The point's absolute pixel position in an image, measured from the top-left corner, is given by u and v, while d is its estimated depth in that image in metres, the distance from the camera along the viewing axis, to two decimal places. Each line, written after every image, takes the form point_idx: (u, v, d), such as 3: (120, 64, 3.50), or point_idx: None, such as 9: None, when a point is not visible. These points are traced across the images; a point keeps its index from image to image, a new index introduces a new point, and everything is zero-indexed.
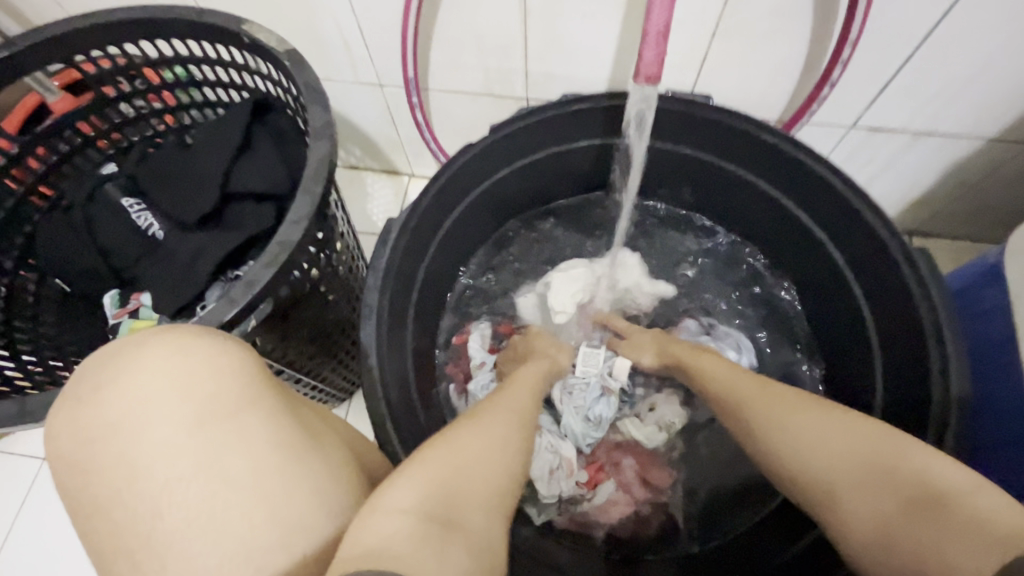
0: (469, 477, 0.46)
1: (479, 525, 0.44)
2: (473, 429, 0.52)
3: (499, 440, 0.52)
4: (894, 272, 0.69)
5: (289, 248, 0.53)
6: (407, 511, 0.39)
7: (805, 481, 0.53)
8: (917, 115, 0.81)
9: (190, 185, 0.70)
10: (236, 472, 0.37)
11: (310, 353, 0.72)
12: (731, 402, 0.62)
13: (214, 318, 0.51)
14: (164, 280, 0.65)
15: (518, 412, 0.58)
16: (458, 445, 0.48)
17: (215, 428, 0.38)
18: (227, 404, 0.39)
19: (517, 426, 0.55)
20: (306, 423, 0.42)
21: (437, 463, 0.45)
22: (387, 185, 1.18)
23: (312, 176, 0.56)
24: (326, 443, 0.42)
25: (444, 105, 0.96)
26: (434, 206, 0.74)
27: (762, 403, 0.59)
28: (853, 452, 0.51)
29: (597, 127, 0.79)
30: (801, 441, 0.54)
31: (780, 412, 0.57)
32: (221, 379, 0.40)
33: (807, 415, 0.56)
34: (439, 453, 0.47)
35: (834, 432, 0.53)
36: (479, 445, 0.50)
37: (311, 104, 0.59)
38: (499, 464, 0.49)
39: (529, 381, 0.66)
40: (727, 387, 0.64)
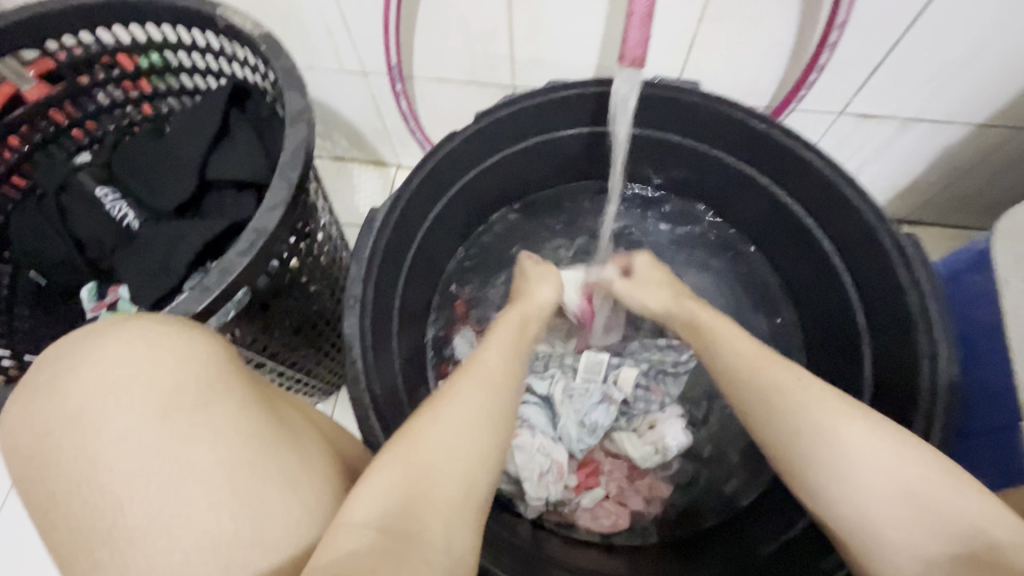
0: (441, 468, 0.42)
1: (453, 522, 0.40)
2: (441, 410, 0.46)
3: (472, 415, 0.47)
4: (883, 258, 0.68)
5: (265, 235, 0.52)
6: (371, 526, 0.37)
7: (834, 509, 0.46)
8: (907, 100, 0.80)
9: (166, 174, 0.68)
10: (203, 466, 0.36)
11: (293, 345, 0.71)
12: (738, 373, 0.56)
13: (187, 308, 0.49)
14: (140, 272, 0.64)
15: (495, 380, 0.52)
16: (426, 433, 0.44)
17: (179, 419, 0.37)
18: (193, 395, 0.38)
19: (493, 396, 0.50)
20: (275, 414, 0.41)
21: (403, 462, 0.41)
22: (374, 176, 1.16)
23: (288, 163, 0.54)
24: (299, 436, 0.41)
25: (429, 93, 0.94)
26: (418, 195, 0.73)
27: (786, 393, 0.51)
28: (901, 481, 0.44)
29: (584, 115, 0.78)
30: (844, 458, 0.46)
31: (814, 415, 0.49)
32: (188, 367, 0.39)
33: (847, 423, 0.48)
34: (404, 449, 0.42)
35: (865, 441, 0.46)
36: (450, 429, 0.45)
37: (289, 89, 0.58)
38: (474, 444, 0.45)
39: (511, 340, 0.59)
40: (731, 353, 0.58)
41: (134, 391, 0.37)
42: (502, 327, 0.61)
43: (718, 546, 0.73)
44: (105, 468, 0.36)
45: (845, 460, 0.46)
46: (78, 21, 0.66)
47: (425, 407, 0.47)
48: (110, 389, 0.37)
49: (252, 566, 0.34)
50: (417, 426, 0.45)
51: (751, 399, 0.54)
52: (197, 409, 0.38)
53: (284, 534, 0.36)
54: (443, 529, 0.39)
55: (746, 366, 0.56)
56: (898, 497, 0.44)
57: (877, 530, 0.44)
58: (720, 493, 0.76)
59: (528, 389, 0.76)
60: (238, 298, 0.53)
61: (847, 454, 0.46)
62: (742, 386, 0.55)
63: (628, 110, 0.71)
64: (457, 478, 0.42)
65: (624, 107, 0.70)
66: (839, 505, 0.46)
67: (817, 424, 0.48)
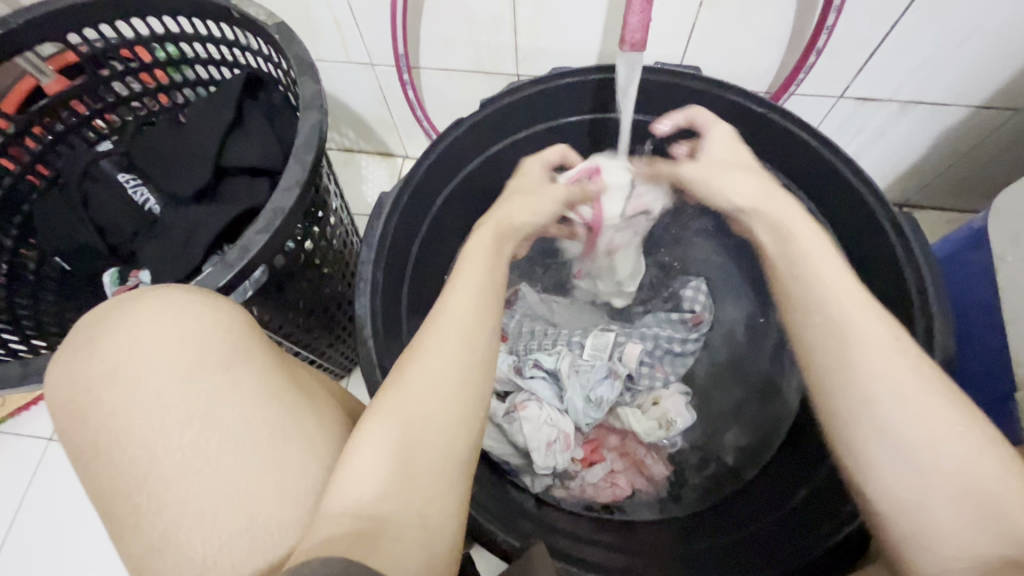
0: (420, 442, 0.41)
1: (438, 489, 0.41)
2: (419, 371, 0.45)
3: (445, 377, 0.45)
4: (881, 237, 0.70)
5: (283, 214, 0.54)
6: (354, 511, 0.37)
7: (881, 485, 0.44)
8: (905, 83, 0.81)
9: (183, 161, 0.71)
10: (230, 420, 0.39)
11: (308, 327, 0.73)
12: (812, 326, 0.51)
13: (209, 283, 0.52)
14: (161, 255, 0.66)
15: (468, 331, 0.48)
16: (400, 406, 0.42)
17: (208, 378, 0.40)
18: (219, 358, 0.41)
19: (467, 352, 0.47)
20: (293, 379, 0.44)
21: (378, 440, 0.40)
22: (382, 167, 1.19)
23: (302, 145, 0.57)
24: (316, 398, 0.44)
25: (434, 83, 0.96)
26: (426, 180, 0.75)
27: (859, 359, 0.47)
28: (949, 472, 0.42)
29: (587, 101, 0.80)
30: (904, 441, 0.44)
31: (886, 390, 0.45)
32: (214, 332, 0.42)
33: (926, 412, 0.44)
34: (377, 427, 0.41)
35: (944, 430, 0.43)
36: (423, 397, 0.43)
37: (301, 77, 0.60)
38: (452, 408, 0.44)
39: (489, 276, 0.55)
40: (806, 291, 0.52)
41: (166, 354, 0.41)
42: (475, 264, 0.55)
43: (719, 513, 0.75)
44: (142, 423, 0.39)
45: (904, 443, 0.43)
46: (98, 16, 0.69)
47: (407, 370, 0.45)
48: (145, 353, 0.41)
49: (276, 512, 0.38)
50: (389, 398, 0.43)
51: (833, 341, 0.49)
52: (223, 371, 0.41)
53: (304, 490, 0.39)
54: (427, 501, 0.40)
55: (823, 315, 0.50)
56: (947, 488, 0.42)
57: (918, 521, 0.42)
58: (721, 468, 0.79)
59: (535, 363, 0.78)
60: (256, 276, 0.55)
61: (908, 438, 0.43)
62: (814, 334, 0.50)
63: (631, 88, 0.71)
64: (437, 444, 0.42)
65: (624, 92, 0.72)
66: (885, 488, 0.44)
67: (884, 402, 0.45)
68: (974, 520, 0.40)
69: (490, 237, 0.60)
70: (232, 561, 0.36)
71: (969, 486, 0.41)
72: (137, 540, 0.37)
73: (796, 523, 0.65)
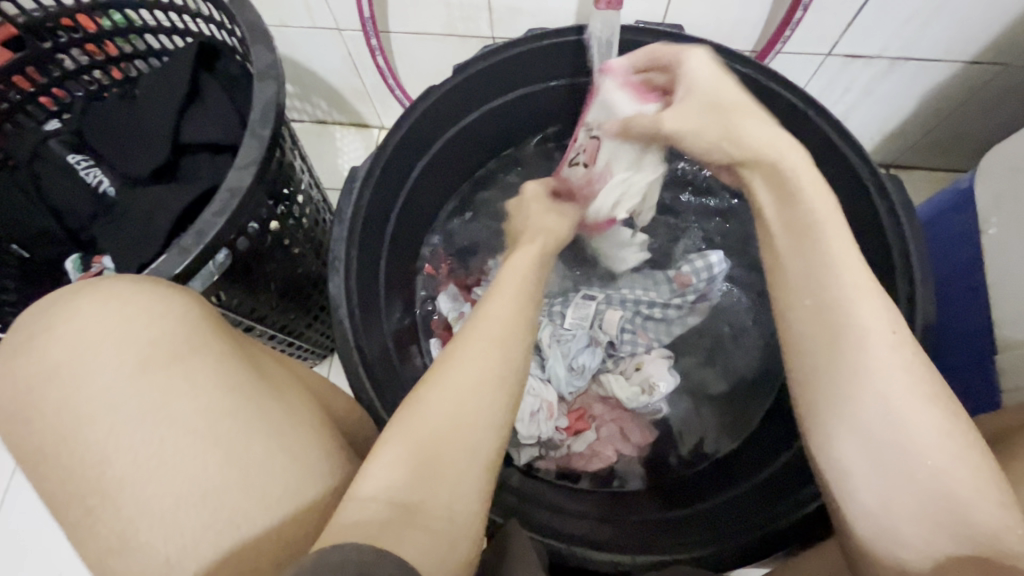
0: (438, 437, 0.42)
1: (410, 482, 0.39)
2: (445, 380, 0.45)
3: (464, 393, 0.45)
4: (866, 202, 0.68)
5: (240, 195, 0.51)
6: (372, 499, 0.38)
7: (856, 474, 0.45)
8: (895, 36, 0.78)
9: (138, 138, 0.67)
10: (182, 419, 0.38)
11: (282, 309, 0.72)
12: (806, 306, 0.50)
13: (166, 270, 0.50)
14: (122, 240, 0.63)
15: (497, 338, 0.49)
16: (424, 412, 0.43)
17: (161, 372, 0.39)
18: (166, 358, 0.40)
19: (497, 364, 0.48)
20: (247, 365, 0.42)
21: (396, 439, 0.41)
22: (357, 139, 1.15)
23: (258, 121, 0.53)
24: (284, 389, 0.43)
25: (406, 49, 0.92)
26: (399, 154, 0.73)
27: (829, 339, 0.47)
28: (914, 461, 0.43)
29: (565, 65, 0.77)
30: (877, 427, 0.44)
31: (862, 368, 0.45)
32: (160, 325, 0.41)
33: (913, 406, 0.44)
34: (402, 424, 0.42)
35: (922, 428, 0.43)
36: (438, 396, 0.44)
37: (254, 44, 0.56)
38: (456, 402, 0.44)
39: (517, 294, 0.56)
40: (810, 265, 0.50)
41: (111, 351, 0.39)
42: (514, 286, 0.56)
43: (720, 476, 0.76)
44: (92, 422, 0.38)
45: (868, 427, 0.44)
46: None
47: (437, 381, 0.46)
48: (98, 352, 0.39)
49: (243, 511, 0.37)
50: (411, 407, 0.44)
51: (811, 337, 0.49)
52: (177, 363, 0.40)
53: (272, 480, 0.38)
54: (409, 488, 0.39)
55: (830, 292, 0.48)
56: (923, 474, 0.42)
57: (866, 502, 0.44)
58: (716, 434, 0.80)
59: None
60: (218, 259, 0.54)
61: (873, 422, 0.44)
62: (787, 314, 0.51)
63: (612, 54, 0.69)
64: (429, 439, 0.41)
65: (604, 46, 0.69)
66: (852, 476, 0.45)
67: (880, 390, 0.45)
68: (937, 508, 0.41)
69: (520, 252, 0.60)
70: (198, 557, 0.35)
71: (935, 473, 0.42)
72: (95, 544, 0.36)
73: (786, 480, 0.65)
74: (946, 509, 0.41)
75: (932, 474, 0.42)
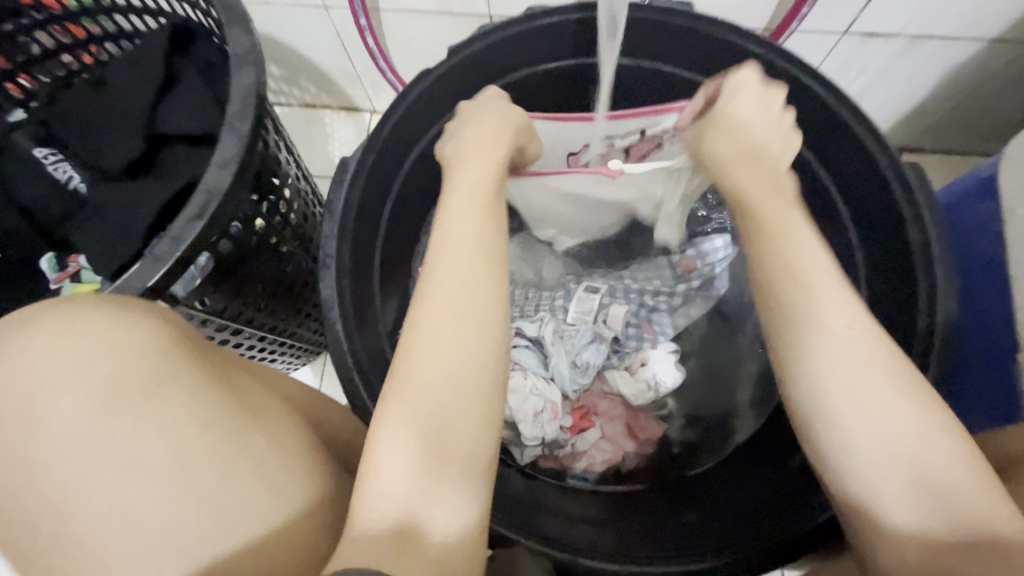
0: (437, 425, 0.42)
1: (421, 482, 0.40)
2: (433, 359, 0.44)
3: (458, 375, 0.44)
4: (884, 193, 0.65)
5: (218, 197, 0.48)
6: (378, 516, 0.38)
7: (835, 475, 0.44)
8: (916, 14, 0.73)
9: (111, 130, 0.62)
10: (152, 457, 0.35)
11: (271, 308, 0.68)
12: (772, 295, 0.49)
13: (135, 283, 0.46)
14: (97, 241, 0.59)
15: (475, 305, 0.48)
16: (418, 403, 0.42)
17: (127, 410, 0.37)
18: (140, 385, 0.37)
19: (472, 331, 0.46)
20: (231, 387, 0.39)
21: (395, 433, 0.41)
22: (348, 123, 1.10)
23: (237, 113, 0.49)
24: (268, 416, 0.40)
25: (397, 28, 0.86)
26: (391, 143, 0.68)
27: (797, 326, 0.46)
28: (888, 460, 0.42)
29: (568, 45, 0.72)
30: (843, 425, 0.43)
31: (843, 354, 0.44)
32: (117, 356, 0.38)
33: (874, 400, 0.43)
34: (400, 414, 0.42)
35: (884, 420, 0.42)
36: (437, 383, 0.43)
37: (230, 26, 0.52)
38: (454, 387, 0.44)
39: (466, 233, 0.52)
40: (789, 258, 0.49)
41: (76, 387, 0.37)
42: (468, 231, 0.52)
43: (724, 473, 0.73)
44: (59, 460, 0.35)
45: (835, 413, 0.44)
46: None
47: (423, 357, 0.45)
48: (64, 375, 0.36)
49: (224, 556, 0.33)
50: (400, 395, 0.43)
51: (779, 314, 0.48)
52: (146, 399, 0.37)
53: (258, 520, 0.35)
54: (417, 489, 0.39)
55: (788, 279, 0.48)
56: (902, 474, 0.41)
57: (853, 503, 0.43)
58: (722, 429, 0.78)
59: (518, 332, 0.75)
60: (200, 263, 0.52)
61: (840, 406, 0.43)
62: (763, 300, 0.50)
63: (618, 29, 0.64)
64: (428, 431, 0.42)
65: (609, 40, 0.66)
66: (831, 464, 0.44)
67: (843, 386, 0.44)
68: (936, 495, 0.40)
69: (470, 191, 0.55)
70: None
71: (913, 473, 0.41)
72: None
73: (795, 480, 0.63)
74: (941, 493, 0.40)
75: (913, 474, 0.41)
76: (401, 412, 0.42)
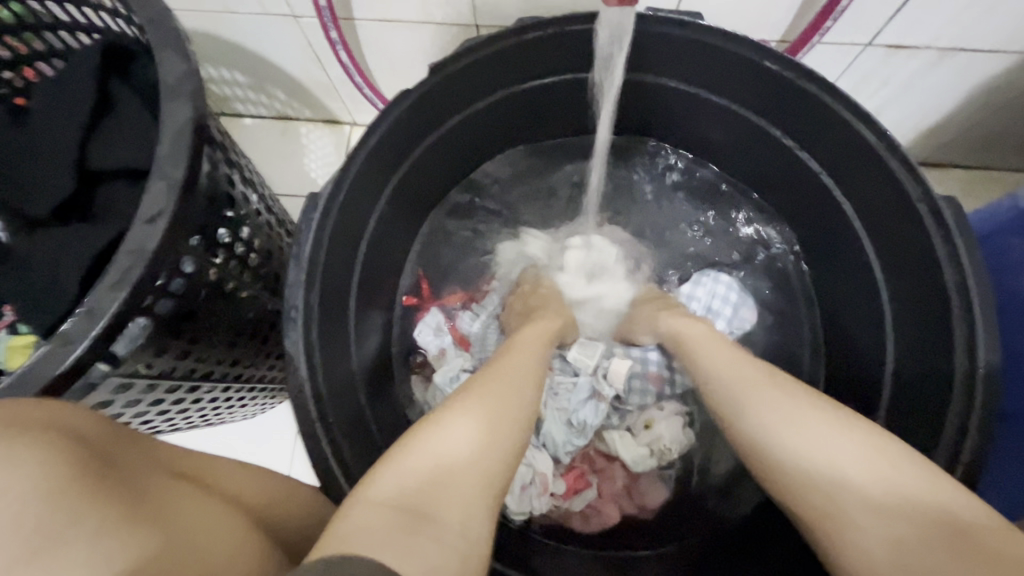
0: (482, 429, 0.44)
1: (428, 485, 0.40)
2: (481, 388, 0.49)
3: (502, 402, 0.47)
4: (916, 228, 0.57)
5: (145, 258, 0.41)
6: (391, 502, 0.38)
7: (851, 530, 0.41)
8: (949, 26, 0.66)
9: (38, 166, 0.54)
10: None
11: (234, 360, 0.60)
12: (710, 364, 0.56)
13: (49, 368, 0.40)
14: (23, 294, 0.51)
15: (528, 364, 0.53)
16: (469, 408, 0.46)
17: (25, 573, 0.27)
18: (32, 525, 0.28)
19: (523, 378, 0.51)
20: (146, 504, 0.32)
21: (447, 423, 0.44)
22: (326, 136, 1.01)
23: (168, 154, 0.42)
24: (209, 539, 0.34)
25: (375, 39, 0.78)
26: (366, 174, 0.61)
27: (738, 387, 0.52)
28: (885, 497, 0.41)
29: (563, 60, 0.65)
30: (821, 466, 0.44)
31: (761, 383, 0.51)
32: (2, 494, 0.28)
33: (831, 434, 0.45)
34: (441, 422, 0.44)
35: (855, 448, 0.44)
36: (473, 405, 0.46)
37: (163, 49, 0.44)
38: (489, 409, 0.46)
39: (538, 340, 0.59)
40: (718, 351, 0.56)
41: None
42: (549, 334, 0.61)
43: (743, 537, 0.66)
44: None
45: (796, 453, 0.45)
46: None
47: (470, 385, 0.49)
48: None
49: None
50: (455, 403, 0.47)
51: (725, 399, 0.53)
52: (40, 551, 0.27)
53: None
54: (424, 495, 0.39)
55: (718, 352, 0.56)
56: (904, 507, 0.40)
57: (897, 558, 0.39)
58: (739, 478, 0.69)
59: None
60: (137, 326, 0.43)
61: (799, 445, 0.45)
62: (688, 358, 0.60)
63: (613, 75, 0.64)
64: (455, 434, 0.43)
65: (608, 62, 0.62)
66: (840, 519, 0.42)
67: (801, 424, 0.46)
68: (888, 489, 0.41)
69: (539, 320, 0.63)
70: None
71: (912, 506, 0.40)
72: None
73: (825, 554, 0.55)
74: (890, 492, 0.41)
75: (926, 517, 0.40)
76: (445, 408, 0.46)
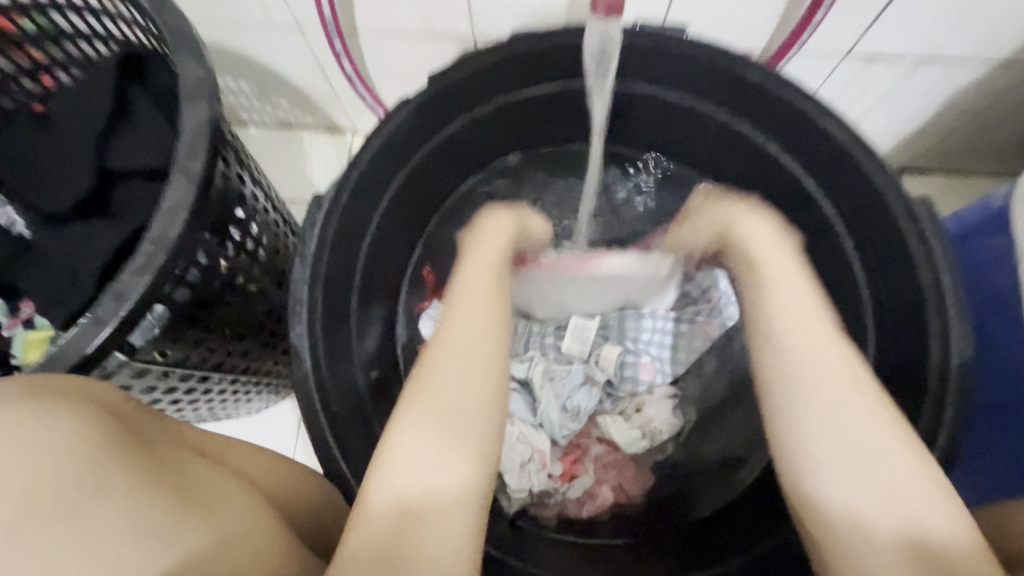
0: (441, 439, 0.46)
1: (404, 517, 0.41)
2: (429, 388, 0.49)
3: (457, 405, 0.48)
4: (890, 227, 0.61)
5: (167, 246, 0.44)
6: (372, 549, 0.39)
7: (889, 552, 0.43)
8: (923, 37, 0.70)
9: (59, 168, 0.58)
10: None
11: (241, 353, 0.63)
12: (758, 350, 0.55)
13: (72, 352, 0.42)
14: (45, 288, 0.54)
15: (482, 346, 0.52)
16: (421, 423, 0.46)
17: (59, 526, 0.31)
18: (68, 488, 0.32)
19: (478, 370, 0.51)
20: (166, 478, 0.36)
21: (405, 445, 0.45)
22: (328, 144, 1.05)
23: (188, 150, 0.46)
24: (220, 515, 0.37)
25: (377, 50, 0.82)
26: (369, 176, 0.64)
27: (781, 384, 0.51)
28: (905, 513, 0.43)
29: (555, 70, 0.68)
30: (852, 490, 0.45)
31: (817, 363, 0.50)
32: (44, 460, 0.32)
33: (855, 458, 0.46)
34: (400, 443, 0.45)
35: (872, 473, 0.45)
36: (427, 417, 0.47)
37: (180, 56, 0.48)
38: (445, 417, 0.47)
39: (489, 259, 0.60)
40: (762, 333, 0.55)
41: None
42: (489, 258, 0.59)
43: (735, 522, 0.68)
44: None
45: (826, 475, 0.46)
46: None
47: (418, 385, 0.49)
48: None
49: None
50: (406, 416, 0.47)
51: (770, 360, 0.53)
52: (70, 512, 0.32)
53: None
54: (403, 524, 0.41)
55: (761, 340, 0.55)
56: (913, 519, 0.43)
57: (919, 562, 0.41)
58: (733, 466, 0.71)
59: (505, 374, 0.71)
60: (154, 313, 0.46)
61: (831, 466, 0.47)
62: (757, 297, 0.56)
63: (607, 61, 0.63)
64: (424, 456, 0.45)
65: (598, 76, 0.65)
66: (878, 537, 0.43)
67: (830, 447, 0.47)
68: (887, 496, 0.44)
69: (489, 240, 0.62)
70: None
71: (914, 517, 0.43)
72: None
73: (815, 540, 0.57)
74: (887, 497, 0.44)
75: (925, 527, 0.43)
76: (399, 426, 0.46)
